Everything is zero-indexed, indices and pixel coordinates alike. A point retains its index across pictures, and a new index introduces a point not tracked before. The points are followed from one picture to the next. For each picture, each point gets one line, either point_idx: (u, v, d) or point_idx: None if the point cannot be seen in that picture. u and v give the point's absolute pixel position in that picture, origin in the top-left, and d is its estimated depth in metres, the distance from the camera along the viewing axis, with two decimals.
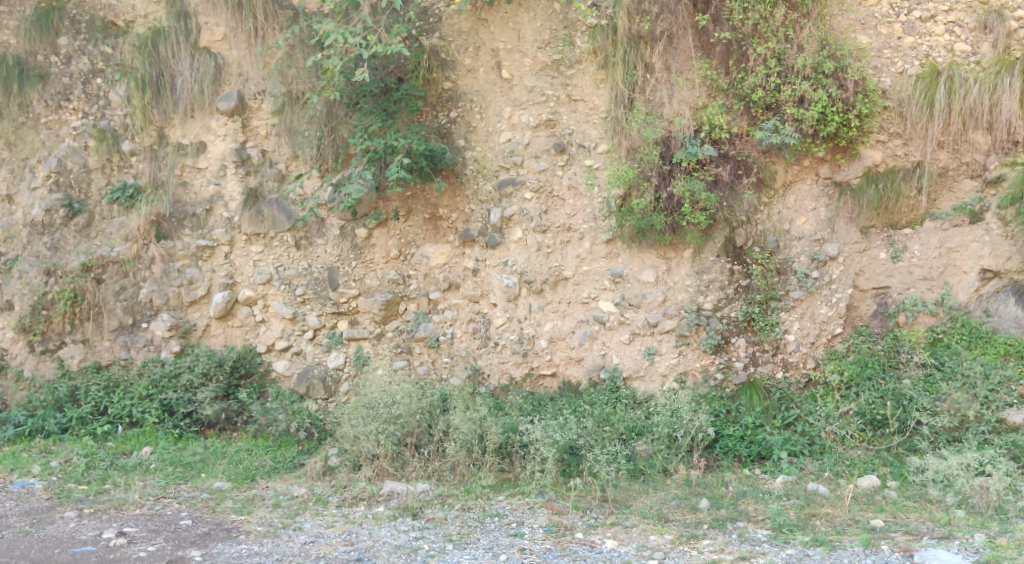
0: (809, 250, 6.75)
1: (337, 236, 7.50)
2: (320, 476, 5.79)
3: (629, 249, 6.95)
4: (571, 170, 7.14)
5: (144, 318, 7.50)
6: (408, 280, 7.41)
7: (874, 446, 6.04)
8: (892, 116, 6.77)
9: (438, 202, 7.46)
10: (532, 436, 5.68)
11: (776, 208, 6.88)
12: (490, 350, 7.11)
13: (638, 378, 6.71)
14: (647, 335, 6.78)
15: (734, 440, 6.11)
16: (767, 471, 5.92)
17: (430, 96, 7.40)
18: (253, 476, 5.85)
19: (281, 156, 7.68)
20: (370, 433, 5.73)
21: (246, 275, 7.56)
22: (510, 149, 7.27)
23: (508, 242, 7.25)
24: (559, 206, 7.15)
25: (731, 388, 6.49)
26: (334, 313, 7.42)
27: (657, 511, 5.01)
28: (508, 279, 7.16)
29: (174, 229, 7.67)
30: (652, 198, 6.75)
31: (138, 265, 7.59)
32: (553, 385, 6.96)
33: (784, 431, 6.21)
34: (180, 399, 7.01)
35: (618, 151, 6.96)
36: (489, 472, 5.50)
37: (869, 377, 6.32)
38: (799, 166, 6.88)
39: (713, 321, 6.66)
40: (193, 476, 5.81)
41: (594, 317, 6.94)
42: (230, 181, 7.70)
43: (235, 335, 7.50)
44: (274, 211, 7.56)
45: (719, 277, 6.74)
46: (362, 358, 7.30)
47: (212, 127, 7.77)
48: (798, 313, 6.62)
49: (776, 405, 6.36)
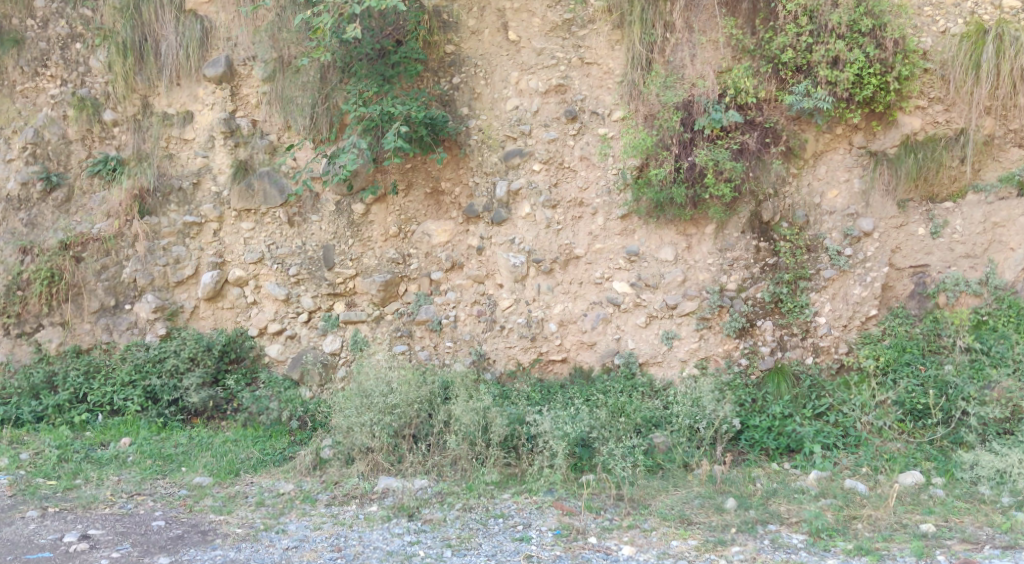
0: (842, 226, 6.21)
1: (333, 212, 7.03)
2: (310, 471, 5.30)
3: (646, 226, 6.43)
4: (583, 140, 6.60)
5: (127, 299, 7.05)
6: (409, 259, 6.93)
7: (915, 439, 5.53)
8: (934, 80, 6.21)
9: (440, 175, 6.95)
10: (540, 427, 5.19)
11: (806, 179, 6.35)
12: (496, 334, 6.62)
13: (656, 364, 6.19)
14: (666, 318, 6.26)
15: (761, 432, 5.59)
16: (798, 466, 5.41)
17: (431, 61, 6.89)
18: (238, 471, 5.39)
19: (272, 126, 7.17)
20: (364, 424, 5.26)
21: (237, 254, 7.10)
22: (518, 117, 6.74)
23: (515, 218, 6.73)
24: (570, 179, 6.62)
25: (757, 374, 5.97)
26: (329, 295, 6.94)
27: (679, 512, 4.51)
28: (516, 258, 6.64)
29: (160, 204, 7.19)
30: (672, 168, 6.20)
31: (121, 243, 7.14)
32: (564, 371, 6.45)
33: (815, 421, 5.68)
34: (164, 386, 6.55)
35: (635, 119, 6.42)
36: (493, 467, 5.04)
37: (907, 363, 5.82)
38: (830, 135, 6.34)
39: (737, 303, 6.15)
40: (172, 471, 5.36)
41: (608, 299, 6.43)
42: (219, 153, 7.20)
43: (225, 318, 7.04)
44: (265, 184, 7.07)
45: (743, 255, 6.23)
46: (359, 343, 6.82)
47: (199, 96, 7.28)
48: (829, 294, 6.10)
49: (806, 394, 5.85)
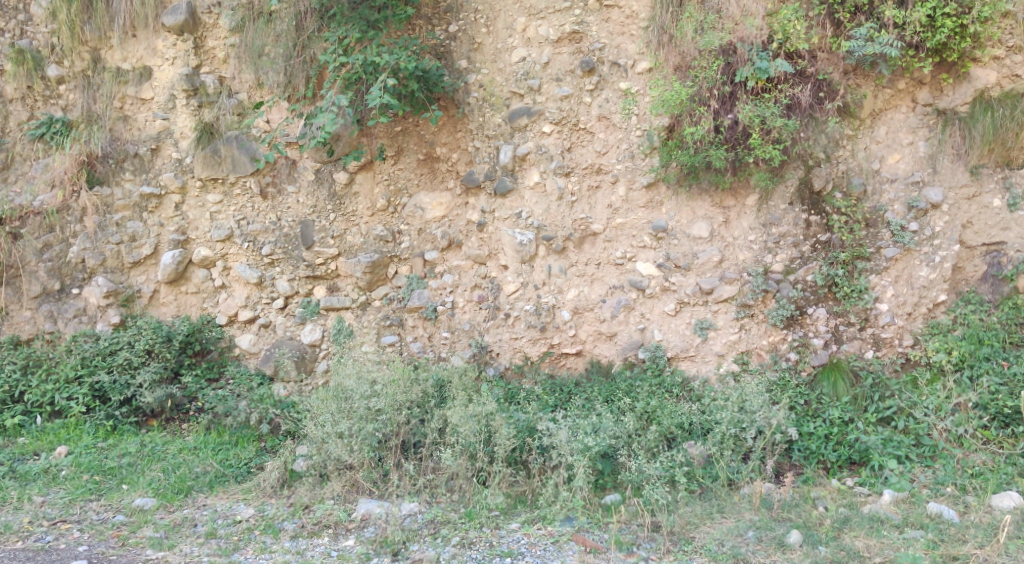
0: (905, 197, 5.25)
1: (312, 182, 6.09)
2: (276, 492, 4.40)
3: (675, 197, 5.48)
4: (602, 96, 5.62)
5: (74, 283, 6.14)
6: (399, 237, 6.03)
7: (1005, 449, 4.58)
8: (1015, 25, 5.18)
9: (435, 139, 6.02)
10: (552, 438, 4.27)
11: (863, 142, 5.38)
12: (500, 323, 5.71)
13: (688, 359, 5.29)
14: (699, 305, 5.35)
15: (818, 441, 4.68)
16: (865, 484, 4.49)
17: (424, 6, 5.96)
18: (190, 490, 4.47)
19: (242, 84, 6.23)
20: (341, 435, 4.37)
21: (202, 231, 6.18)
22: (525, 70, 5.77)
23: (522, 187, 5.79)
24: (587, 142, 5.66)
25: (809, 372, 5.06)
26: (309, 277, 6.05)
27: (732, 551, 3.72)
28: (523, 234, 5.70)
29: (112, 173, 6.25)
30: (711, 126, 5.20)
31: (67, 218, 6.20)
32: (579, 366, 5.57)
33: (881, 428, 4.76)
34: (115, 383, 5.61)
35: (664, 70, 5.42)
36: (498, 488, 4.15)
37: (987, 358, 4.89)
38: (892, 90, 5.36)
39: (785, 288, 5.21)
40: (109, 490, 4.43)
41: (630, 282, 5.51)
42: (181, 115, 6.25)
43: (189, 304, 6.15)
44: (233, 150, 6.12)
45: (792, 231, 5.28)
46: (344, 333, 5.92)
47: (159, 49, 6.31)
48: (892, 277, 5.17)
49: (869, 395, 4.91)
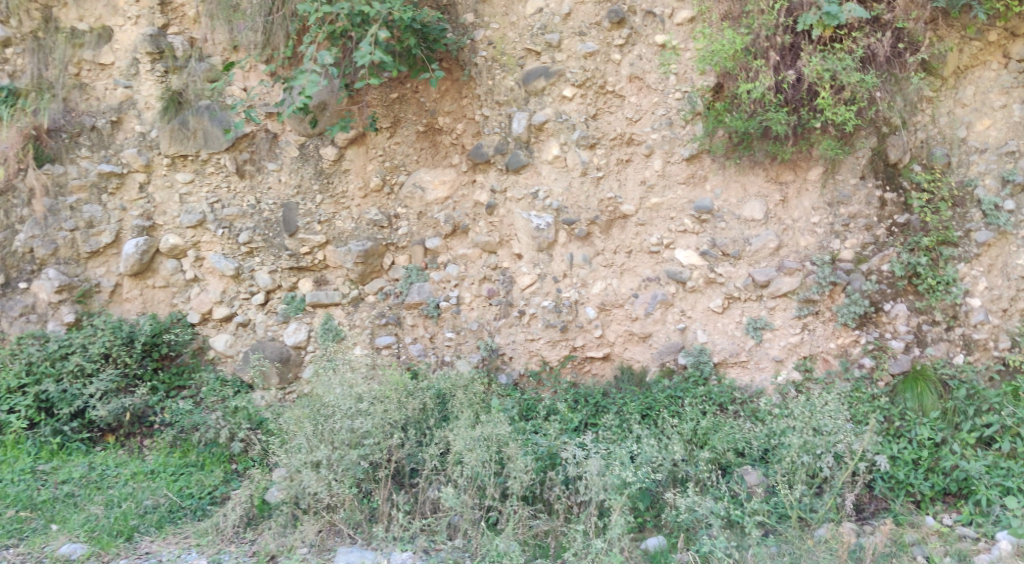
0: (999, 169, 4.32)
1: (296, 159, 5.25)
2: (238, 535, 3.66)
3: (723, 171, 4.60)
4: (634, 53, 4.75)
5: (22, 276, 5.32)
6: (396, 221, 5.19)
7: None
8: None
9: (438, 107, 5.15)
10: (580, 468, 3.50)
11: (945, 105, 4.46)
12: (513, 323, 4.86)
13: (738, 365, 4.43)
14: (751, 300, 4.49)
15: (906, 469, 3.87)
16: (969, 524, 3.71)
17: None
18: (132, 533, 3.70)
19: (215, 46, 5.37)
20: (318, 465, 3.57)
21: (169, 215, 5.34)
22: (542, 24, 4.89)
23: (539, 161, 4.90)
24: (615, 107, 4.79)
25: (887, 382, 4.19)
26: (293, 269, 5.21)
27: None
28: (539, 218, 4.84)
29: (67, 149, 5.42)
30: (772, 83, 4.28)
31: (13, 201, 5.38)
32: (606, 372, 4.73)
33: (983, 454, 3.87)
34: (63, 393, 4.77)
35: (709, 19, 4.51)
36: (513, 534, 3.39)
37: None
38: (980, 43, 4.42)
39: (856, 280, 4.34)
40: (33, 534, 3.68)
41: (667, 274, 4.65)
42: (145, 82, 5.39)
43: (157, 299, 5.33)
44: (204, 121, 5.27)
45: (864, 211, 4.39)
46: (332, 332, 5.09)
47: (119, 6, 5.41)
48: (984, 266, 4.26)
49: (962, 409, 4.01)
